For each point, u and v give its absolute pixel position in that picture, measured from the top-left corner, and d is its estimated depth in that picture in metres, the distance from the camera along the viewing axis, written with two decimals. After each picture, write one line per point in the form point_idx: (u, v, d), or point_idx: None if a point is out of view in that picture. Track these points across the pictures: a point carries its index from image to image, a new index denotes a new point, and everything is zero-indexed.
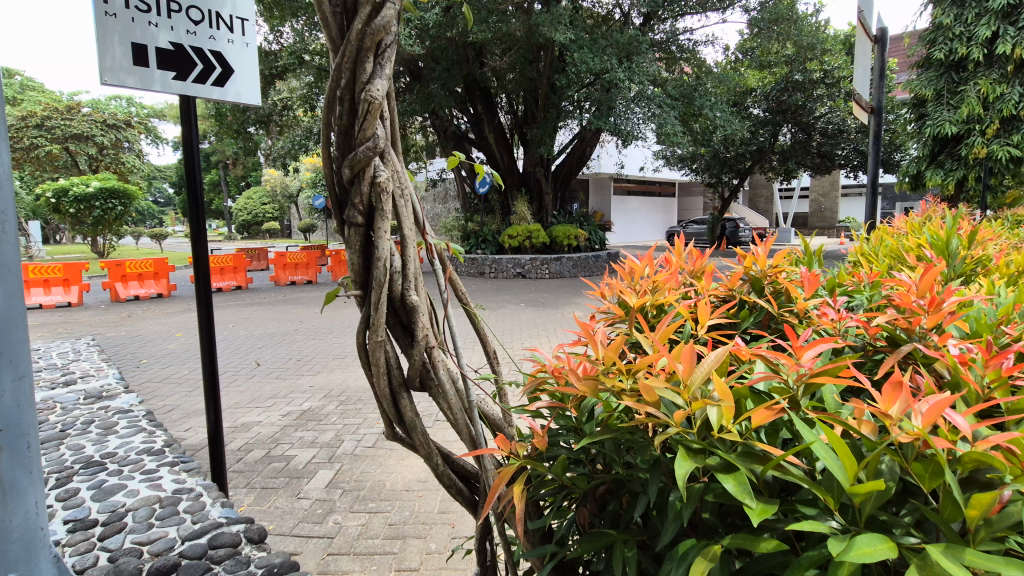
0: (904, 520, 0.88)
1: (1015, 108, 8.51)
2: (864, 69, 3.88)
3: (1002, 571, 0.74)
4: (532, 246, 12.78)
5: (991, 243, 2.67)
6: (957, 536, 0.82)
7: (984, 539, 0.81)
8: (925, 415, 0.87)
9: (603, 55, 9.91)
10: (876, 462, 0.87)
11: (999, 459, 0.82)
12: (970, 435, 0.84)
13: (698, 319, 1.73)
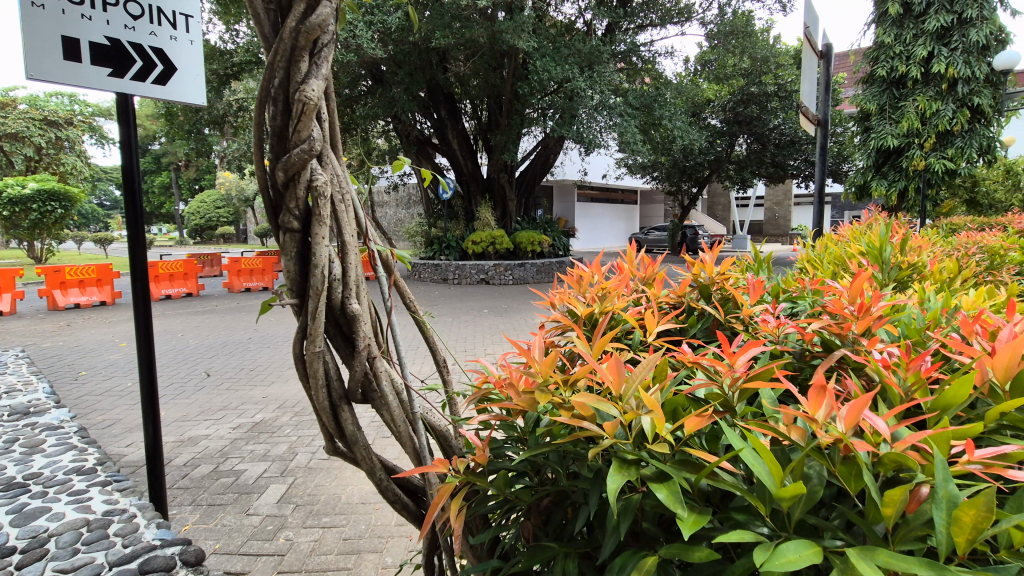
0: (831, 524, 0.89)
1: (947, 125, 9.12)
2: (810, 83, 4.03)
3: (917, 571, 0.75)
4: (496, 252, 12.74)
5: (925, 250, 2.80)
6: (879, 539, 0.84)
7: (903, 540, 0.82)
8: (845, 417, 0.89)
9: (565, 64, 10.07)
10: (801, 466, 0.88)
11: (914, 459, 0.83)
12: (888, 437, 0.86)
13: (646, 326, 1.75)
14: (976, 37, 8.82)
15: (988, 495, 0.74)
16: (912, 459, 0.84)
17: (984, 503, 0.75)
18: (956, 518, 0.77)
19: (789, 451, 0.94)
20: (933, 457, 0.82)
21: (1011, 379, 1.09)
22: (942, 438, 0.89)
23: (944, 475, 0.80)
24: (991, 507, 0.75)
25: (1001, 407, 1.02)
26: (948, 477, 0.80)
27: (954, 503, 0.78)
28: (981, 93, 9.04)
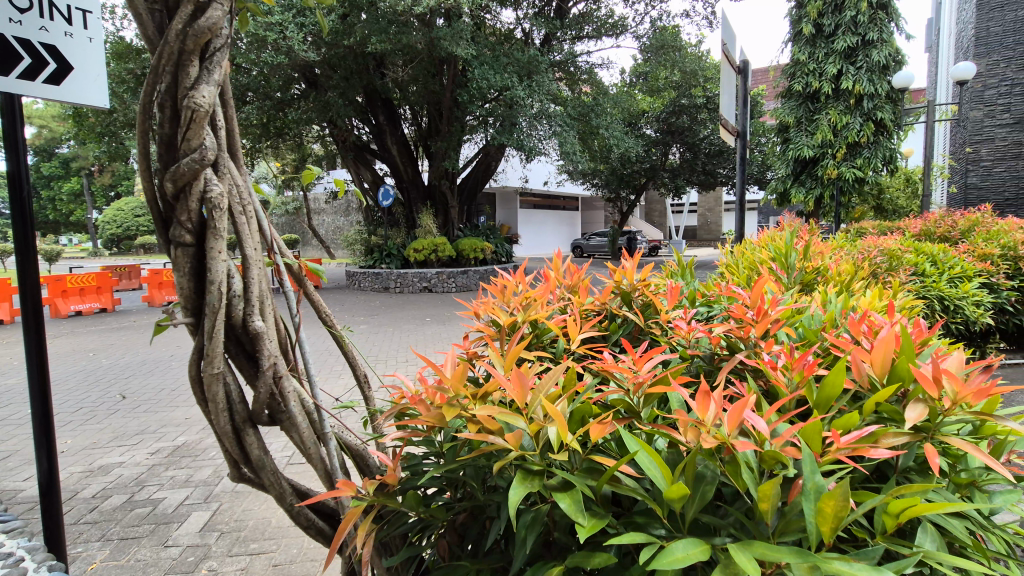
0: (724, 523, 0.92)
1: (854, 137, 9.97)
2: (729, 96, 4.24)
3: (791, 564, 0.79)
4: (439, 259, 12.55)
5: (827, 255, 3.00)
6: (764, 533, 0.87)
7: (782, 531, 0.87)
8: (729, 419, 0.93)
9: (505, 73, 10.16)
10: (690, 468, 0.91)
11: (788, 456, 0.88)
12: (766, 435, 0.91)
13: (569, 335, 1.77)
14: (878, 57, 9.65)
15: (841, 483, 0.81)
16: (787, 455, 0.89)
17: (842, 496, 0.80)
18: (820, 508, 0.83)
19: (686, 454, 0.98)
20: (805, 451, 0.88)
21: (886, 372, 1.21)
22: (816, 433, 0.95)
23: (811, 466, 0.86)
24: (846, 497, 0.81)
25: (877, 401, 1.12)
26: (816, 469, 0.87)
27: (821, 493, 0.84)
28: (883, 108, 9.91)
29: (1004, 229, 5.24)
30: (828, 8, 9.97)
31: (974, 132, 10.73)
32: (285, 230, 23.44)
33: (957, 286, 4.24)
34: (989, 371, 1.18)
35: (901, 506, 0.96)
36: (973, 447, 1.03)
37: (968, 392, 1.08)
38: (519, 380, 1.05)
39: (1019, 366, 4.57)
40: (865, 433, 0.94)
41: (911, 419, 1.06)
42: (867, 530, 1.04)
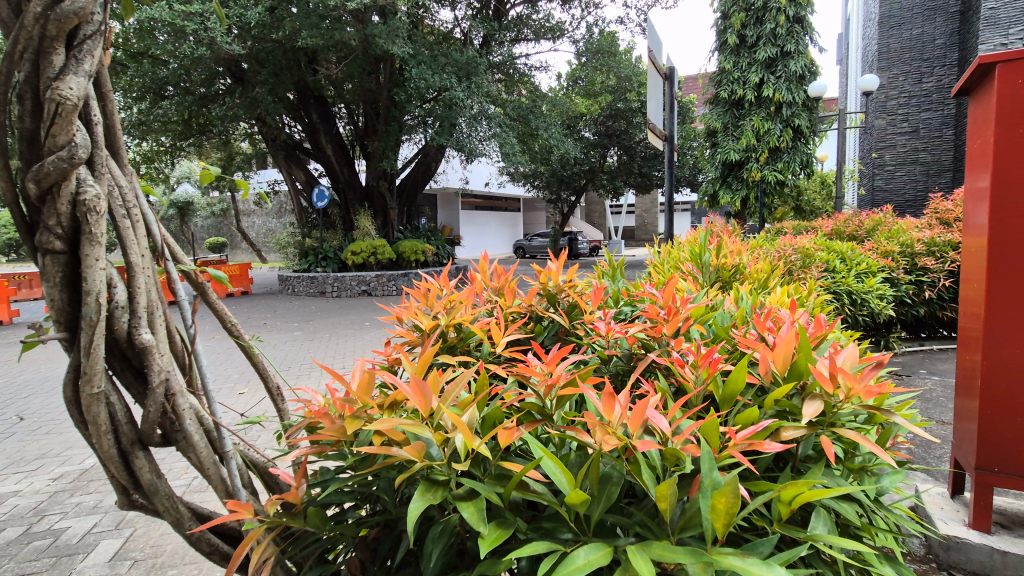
0: (628, 522, 0.93)
1: (776, 142, 10.63)
2: (656, 101, 4.37)
3: (685, 563, 0.80)
4: (378, 262, 12.24)
5: (744, 254, 3.15)
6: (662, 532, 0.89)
7: (679, 530, 0.89)
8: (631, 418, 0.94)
9: (443, 73, 10.07)
10: (594, 470, 0.91)
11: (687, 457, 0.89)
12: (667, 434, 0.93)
13: (494, 338, 1.76)
14: (795, 67, 10.32)
15: (731, 480, 0.82)
16: (686, 453, 0.91)
17: (732, 491, 0.82)
18: (714, 505, 0.84)
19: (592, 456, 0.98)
20: (702, 449, 0.89)
21: (788, 367, 1.24)
22: (715, 431, 0.97)
23: (707, 463, 0.88)
24: (736, 494, 0.82)
25: (776, 396, 1.17)
26: (713, 467, 0.88)
27: (716, 491, 0.85)
28: (800, 115, 10.63)
29: (902, 228, 5.71)
30: (751, 21, 10.59)
31: (878, 139, 11.68)
32: (212, 233, 22.14)
33: (863, 281, 4.57)
34: (881, 366, 1.25)
35: (797, 497, 1.01)
36: (862, 437, 1.10)
37: (858, 386, 1.15)
38: (422, 387, 1.01)
39: (917, 353, 4.98)
40: (761, 429, 0.98)
41: (809, 415, 1.12)
42: (766, 519, 1.09)
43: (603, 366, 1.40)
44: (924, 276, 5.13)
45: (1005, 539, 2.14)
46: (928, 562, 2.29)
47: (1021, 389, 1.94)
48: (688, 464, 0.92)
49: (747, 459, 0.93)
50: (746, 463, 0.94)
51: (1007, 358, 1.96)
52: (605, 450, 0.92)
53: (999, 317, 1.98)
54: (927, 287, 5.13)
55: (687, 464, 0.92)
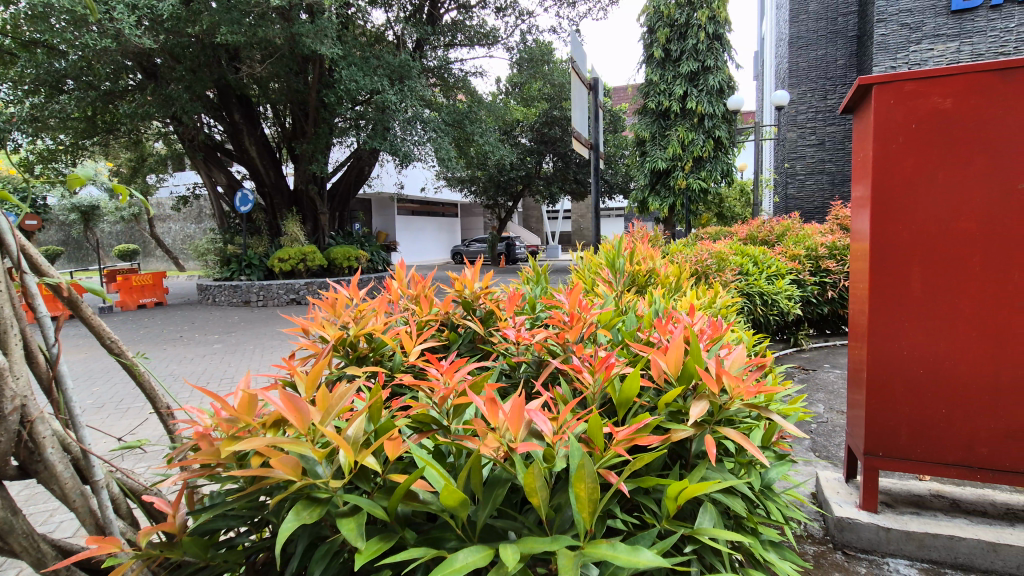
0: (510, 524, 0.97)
1: (699, 151, 11.21)
2: (580, 110, 4.48)
3: (552, 551, 0.88)
4: (308, 269, 11.73)
5: (660, 259, 3.28)
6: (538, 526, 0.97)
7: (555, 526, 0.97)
8: (512, 420, 0.99)
9: (374, 75, 9.85)
10: (476, 475, 0.94)
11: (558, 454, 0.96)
12: (547, 434, 1.00)
13: (405, 348, 1.71)
14: (714, 81, 10.92)
15: (588, 467, 0.91)
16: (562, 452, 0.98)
17: (587, 474, 0.91)
18: (577, 494, 0.91)
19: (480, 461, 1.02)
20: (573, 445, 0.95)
21: (680, 369, 1.30)
22: (595, 425, 1.05)
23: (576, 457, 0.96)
24: (593, 478, 0.91)
25: (664, 396, 1.24)
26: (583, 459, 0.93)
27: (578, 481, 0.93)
28: (720, 127, 11.29)
29: (808, 233, 6.18)
30: (674, 36, 11.11)
31: (790, 151, 12.58)
32: (122, 239, 20.51)
33: (773, 283, 4.90)
34: (763, 365, 1.33)
35: (682, 494, 1.06)
36: (742, 435, 1.17)
37: (742, 384, 1.22)
38: (303, 405, 1.00)
39: (822, 349, 5.39)
40: (637, 423, 1.06)
41: (695, 415, 1.17)
42: (656, 515, 1.15)
43: (505, 375, 1.42)
44: (827, 277, 5.57)
45: (889, 517, 2.35)
46: (825, 543, 2.43)
47: (898, 381, 2.15)
48: (563, 459, 0.99)
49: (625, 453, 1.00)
50: (622, 458, 1.01)
51: (887, 354, 2.16)
52: (487, 452, 0.96)
53: (882, 316, 2.16)
54: (830, 288, 5.56)
55: (560, 461, 0.99)
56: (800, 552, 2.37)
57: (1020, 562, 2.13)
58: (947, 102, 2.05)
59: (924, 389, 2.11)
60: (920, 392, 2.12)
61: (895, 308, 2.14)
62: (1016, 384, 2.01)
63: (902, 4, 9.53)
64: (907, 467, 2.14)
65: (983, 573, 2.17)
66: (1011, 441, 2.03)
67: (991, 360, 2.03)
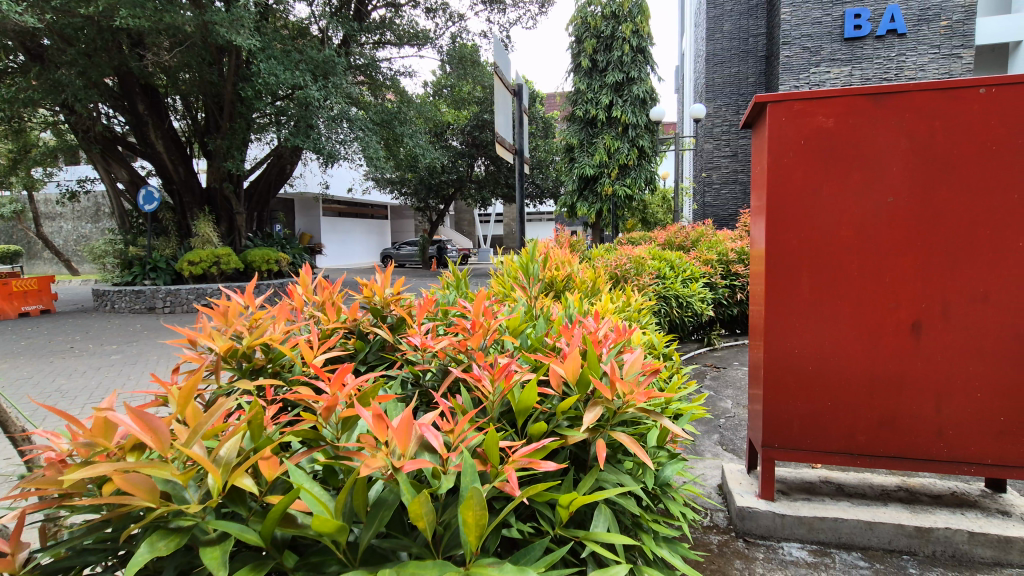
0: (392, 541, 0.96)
1: (624, 159, 11.67)
2: (504, 115, 4.50)
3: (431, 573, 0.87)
4: (222, 273, 10.96)
5: (577, 265, 3.34)
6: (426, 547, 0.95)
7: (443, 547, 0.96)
8: (401, 437, 0.96)
9: (296, 70, 9.42)
10: (354, 497, 0.91)
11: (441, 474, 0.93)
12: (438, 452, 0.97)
13: (305, 358, 1.62)
14: (638, 92, 11.37)
15: (476, 496, 0.87)
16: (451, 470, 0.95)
17: (475, 501, 0.87)
18: (464, 520, 0.88)
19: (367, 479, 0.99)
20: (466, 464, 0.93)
21: (578, 377, 1.31)
22: (493, 442, 1.02)
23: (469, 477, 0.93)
24: (481, 505, 0.88)
25: (563, 405, 1.26)
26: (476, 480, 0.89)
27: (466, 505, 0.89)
28: (643, 137, 11.78)
29: (720, 239, 6.58)
30: (600, 47, 11.49)
31: (707, 161, 13.37)
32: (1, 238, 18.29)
33: (687, 286, 5.17)
34: (657, 370, 1.37)
35: (571, 502, 1.10)
36: (633, 440, 1.20)
37: (634, 391, 1.26)
38: (157, 423, 0.94)
39: (732, 347, 5.74)
40: (535, 444, 1.03)
41: (589, 422, 1.20)
42: (552, 521, 1.17)
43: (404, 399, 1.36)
44: (736, 280, 5.96)
45: (784, 504, 2.52)
46: (728, 532, 2.54)
47: (790, 377, 2.32)
48: (451, 477, 0.97)
49: (522, 469, 0.97)
50: (519, 475, 0.98)
51: (781, 351, 2.33)
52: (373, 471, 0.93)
53: (776, 316, 2.33)
54: (739, 290, 5.94)
55: (450, 480, 0.97)
56: (705, 542, 2.49)
57: (892, 537, 2.35)
58: (829, 121, 2.24)
59: (812, 381, 2.30)
60: (809, 386, 2.30)
61: (787, 309, 2.31)
62: (888, 377, 2.22)
63: (803, 30, 10.40)
64: (799, 457, 2.30)
65: (862, 550, 2.37)
66: (884, 429, 2.23)
67: (867, 356, 2.24)
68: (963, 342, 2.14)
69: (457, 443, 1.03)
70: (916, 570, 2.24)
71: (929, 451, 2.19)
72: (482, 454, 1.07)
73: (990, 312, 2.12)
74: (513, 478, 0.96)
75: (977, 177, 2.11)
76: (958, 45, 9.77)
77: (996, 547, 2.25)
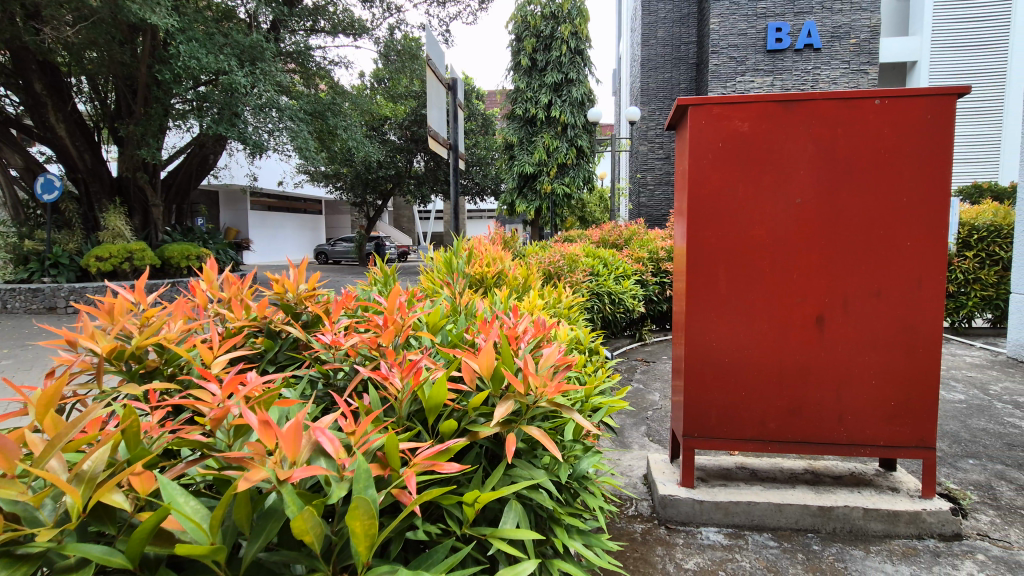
0: (280, 556, 0.90)
1: (563, 158, 11.86)
2: (438, 110, 4.44)
3: None
4: (135, 270, 10.07)
5: (507, 261, 3.33)
6: (316, 559, 0.90)
7: (336, 558, 0.91)
8: (290, 444, 0.91)
9: (220, 54, 8.84)
10: (235, 511, 0.85)
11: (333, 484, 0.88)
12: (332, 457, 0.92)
13: (205, 357, 1.50)
14: (576, 93, 11.56)
15: (365, 505, 0.83)
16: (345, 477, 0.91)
17: (364, 512, 0.83)
18: (353, 531, 0.84)
19: (256, 490, 0.93)
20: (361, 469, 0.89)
21: (491, 372, 1.29)
22: (393, 446, 0.98)
23: (363, 481, 0.90)
24: (370, 515, 0.83)
25: (474, 401, 1.23)
26: (364, 485, 0.86)
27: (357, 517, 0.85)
28: (582, 137, 12.00)
29: (651, 238, 6.81)
30: (540, 46, 11.59)
31: (642, 162, 13.82)
32: None
33: (620, 283, 5.31)
34: (570, 364, 1.37)
35: (478, 501, 1.08)
36: (543, 435, 1.20)
37: (546, 385, 1.26)
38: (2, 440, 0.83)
39: (662, 342, 5.96)
40: (437, 444, 1.00)
41: (499, 417, 1.18)
42: (460, 521, 1.15)
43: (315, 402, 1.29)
44: (666, 277, 6.20)
45: (703, 491, 2.64)
46: (651, 520, 2.62)
47: (709, 369, 2.42)
48: (344, 484, 0.93)
49: (417, 474, 0.94)
50: (416, 479, 0.95)
51: (701, 345, 2.42)
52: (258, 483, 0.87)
53: (697, 311, 2.42)
54: (668, 287, 6.18)
55: (342, 487, 0.93)
56: (629, 530, 2.55)
57: (798, 517, 2.51)
58: (744, 125, 2.35)
59: (728, 373, 2.41)
60: (725, 378, 2.41)
61: (706, 304, 2.41)
62: (796, 367, 2.36)
63: (730, 40, 10.95)
64: (717, 445, 2.41)
65: (772, 530, 2.51)
66: (792, 416, 2.37)
67: (778, 348, 2.37)
68: (861, 334, 2.32)
69: (356, 446, 0.99)
70: (818, 547, 2.39)
71: (831, 435, 2.35)
72: (382, 457, 1.02)
73: (884, 306, 2.29)
74: (411, 483, 0.92)
75: (873, 181, 2.28)
76: (865, 61, 10.62)
77: (887, 520, 2.45)
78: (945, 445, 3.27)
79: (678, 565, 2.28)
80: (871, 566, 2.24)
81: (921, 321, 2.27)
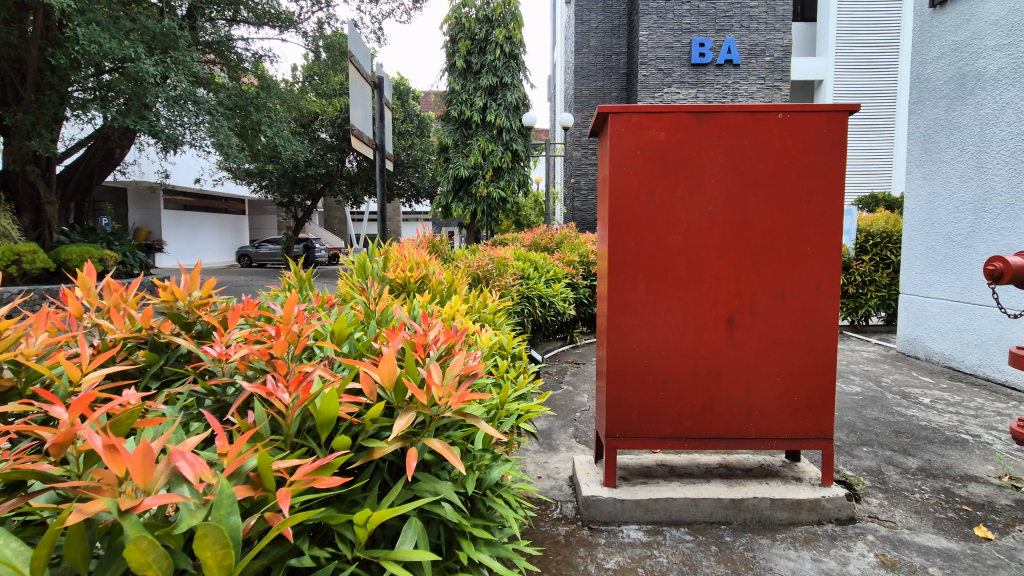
0: None
1: (498, 162, 11.88)
2: (362, 108, 4.29)
3: None
4: (24, 274, 9.05)
5: (430, 265, 3.25)
6: None
7: None
8: (138, 468, 0.82)
9: (126, 40, 8.11)
10: (62, 548, 0.75)
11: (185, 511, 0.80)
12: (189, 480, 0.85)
13: (74, 373, 1.34)
14: (511, 98, 11.62)
15: (216, 530, 0.76)
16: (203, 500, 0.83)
17: (215, 537, 0.76)
18: (205, 561, 0.77)
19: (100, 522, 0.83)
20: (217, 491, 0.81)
21: (393, 383, 1.24)
22: (265, 465, 0.91)
23: (225, 507, 0.82)
24: (222, 541, 0.77)
25: (371, 414, 1.17)
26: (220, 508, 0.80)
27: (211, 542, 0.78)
28: (517, 140, 12.08)
29: (581, 242, 6.96)
30: (475, 49, 11.58)
31: (576, 168, 14.12)
32: None
33: (550, 286, 5.38)
34: (475, 372, 1.35)
35: (370, 520, 1.02)
36: (445, 447, 1.16)
37: (451, 396, 1.22)
38: None
39: (592, 344, 6.08)
40: (316, 460, 0.94)
41: (398, 428, 1.14)
42: (353, 543, 1.08)
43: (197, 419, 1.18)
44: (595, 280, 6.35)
45: (624, 489, 2.69)
46: (575, 522, 2.64)
47: (630, 370, 2.48)
48: (202, 509, 0.85)
49: (290, 494, 0.88)
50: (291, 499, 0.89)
51: (623, 347, 2.47)
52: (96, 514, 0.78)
53: (619, 313, 2.46)
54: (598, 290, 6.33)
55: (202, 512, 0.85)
56: (553, 533, 2.56)
57: (712, 510, 2.61)
58: (661, 134, 2.43)
59: (648, 373, 2.47)
60: (645, 378, 2.47)
61: (627, 306, 2.46)
62: (710, 366, 2.46)
63: (658, 53, 11.41)
64: (638, 444, 2.46)
65: (688, 525, 2.60)
66: (706, 412, 2.47)
67: (693, 348, 2.46)
68: (767, 332, 2.45)
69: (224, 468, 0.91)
70: (729, 538, 2.50)
71: (741, 430, 2.46)
72: (255, 479, 0.95)
73: (786, 306, 2.44)
74: (283, 505, 0.86)
75: (777, 189, 2.42)
76: (779, 78, 11.41)
77: (790, 509, 2.60)
78: (843, 435, 3.54)
79: (598, 565, 2.30)
80: (777, 553, 2.37)
81: (819, 320, 2.43)
